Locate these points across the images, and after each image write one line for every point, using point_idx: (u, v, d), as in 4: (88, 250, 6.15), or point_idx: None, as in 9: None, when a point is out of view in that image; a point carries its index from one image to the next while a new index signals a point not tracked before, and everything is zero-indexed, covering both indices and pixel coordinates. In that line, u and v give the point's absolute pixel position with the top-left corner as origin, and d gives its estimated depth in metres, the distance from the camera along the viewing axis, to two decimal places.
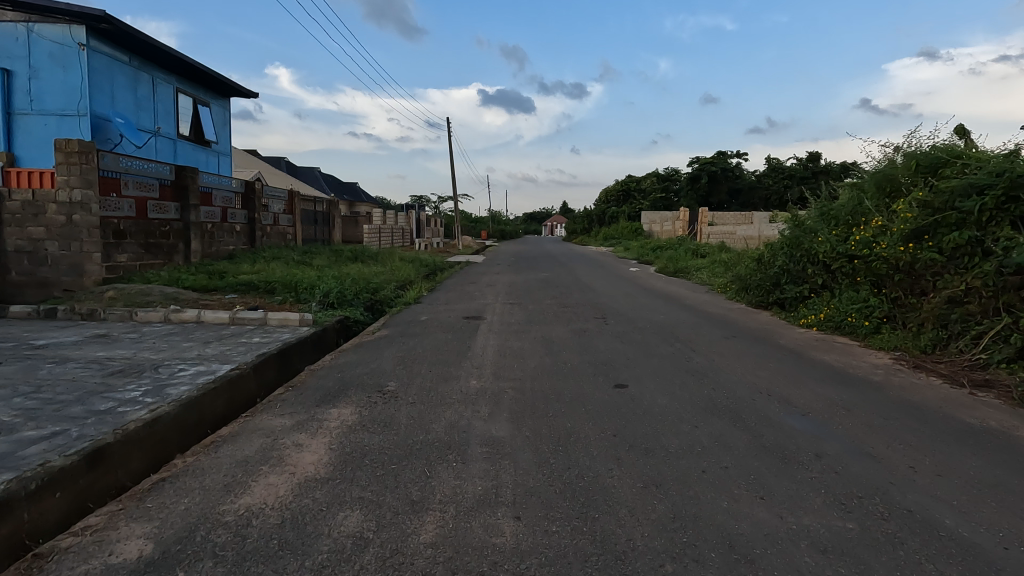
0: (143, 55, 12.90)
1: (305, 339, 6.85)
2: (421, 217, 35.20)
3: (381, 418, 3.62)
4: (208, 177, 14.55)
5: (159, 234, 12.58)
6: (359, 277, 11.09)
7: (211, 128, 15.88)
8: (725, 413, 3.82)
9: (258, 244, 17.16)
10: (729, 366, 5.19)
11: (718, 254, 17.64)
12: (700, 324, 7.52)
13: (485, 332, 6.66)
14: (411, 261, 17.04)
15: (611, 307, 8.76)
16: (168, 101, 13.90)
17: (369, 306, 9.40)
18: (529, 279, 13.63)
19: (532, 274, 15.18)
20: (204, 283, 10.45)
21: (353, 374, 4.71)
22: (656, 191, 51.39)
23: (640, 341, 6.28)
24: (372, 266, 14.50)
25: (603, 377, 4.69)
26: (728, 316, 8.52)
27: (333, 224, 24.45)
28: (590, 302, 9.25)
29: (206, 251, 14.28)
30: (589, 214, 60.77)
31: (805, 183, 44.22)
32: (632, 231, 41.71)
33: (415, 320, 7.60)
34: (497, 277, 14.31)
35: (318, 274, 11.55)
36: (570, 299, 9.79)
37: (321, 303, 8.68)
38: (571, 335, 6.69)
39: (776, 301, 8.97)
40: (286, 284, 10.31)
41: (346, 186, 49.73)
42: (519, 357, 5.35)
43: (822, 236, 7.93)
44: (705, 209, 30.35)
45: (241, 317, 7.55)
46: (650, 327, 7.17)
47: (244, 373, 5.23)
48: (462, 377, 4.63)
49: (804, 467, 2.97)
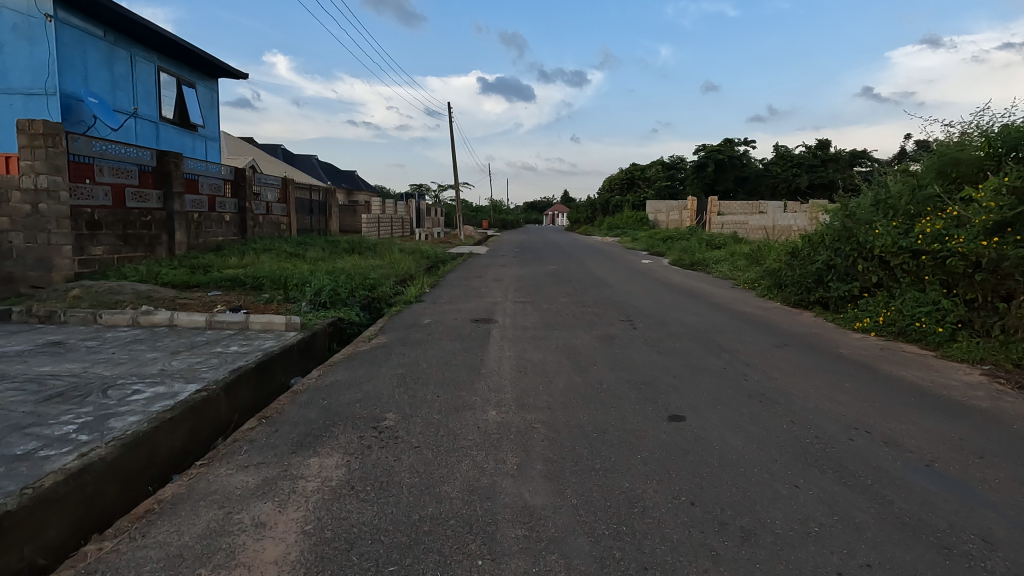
0: (119, 29, 11.86)
1: (291, 347, 5.96)
2: (421, 206, 34.21)
3: (377, 474, 2.74)
4: (193, 164, 13.58)
5: (139, 225, 11.65)
6: (355, 271, 10.18)
7: (197, 110, 14.86)
8: (825, 464, 2.94)
9: (250, 235, 16.23)
10: (797, 387, 4.31)
11: (736, 246, 16.74)
12: (741, 328, 6.62)
13: (498, 340, 5.76)
14: (411, 253, 16.12)
15: (635, 307, 7.83)
16: (148, 81, 12.88)
17: (366, 305, 8.51)
18: (538, 273, 12.70)
19: (540, 267, 14.27)
20: (185, 278, 9.53)
21: (343, 401, 3.82)
22: (661, 180, 50.36)
23: (680, 351, 5.38)
24: (371, 258, 13.60)
25: (651, 405, 3.79)
26: (767, 317, 7.61)
27: (330, 213, 23.45)
28: (611, 301, 8.33)
29: (192, 243, 13.36)
30: (592, 203, 59.69)
31: (814, 171, 43.16)
32: (637, 220, 40.77)
33: (417, 323, 6.71)
34: (504, 270, 13.41)
35: (311, 268, 10.64)
36: (588, 297, 8.86)
37: (312, 302, 7.77)
38: (598, 342, 5.80)
39: (820, 299, 8.05)
40: (276, 279, 9.39)
41: (344, 175, 48.61)
42: (542, 375, 4.46)
43: (878, 228, 7.02)
44: (714, 198, 29.47)
45: (220, 320, 6.64)
46: (686, 332, 6.28)
47: (213, 395, 4.34)
48: (477, 406, 3.74)
49: (978, 564, 2.10)
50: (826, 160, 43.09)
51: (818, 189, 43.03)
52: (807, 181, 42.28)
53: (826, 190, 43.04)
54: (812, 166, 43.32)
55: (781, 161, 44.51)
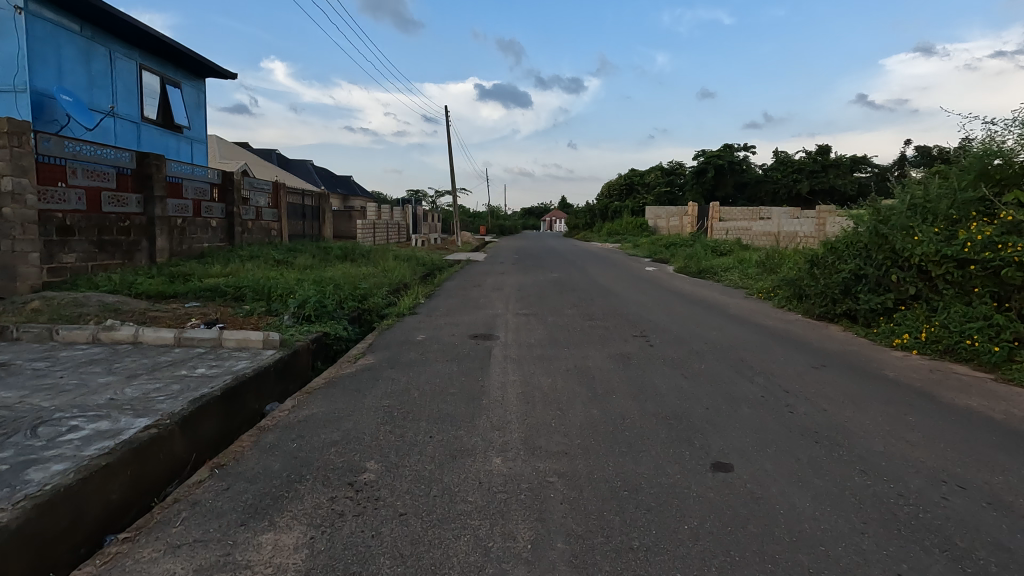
0: (97, 24, 11.23)
1: (269, 368, 5.31)
2: (417, 212, 33.52)
3: (348, 561, 2.08)
4: (177, 166, 12.93)
5: (117, 230, 10.98)
6: (345, 281, 9.53)
7: (183, 111, 14.22)
8: (926, 537, 2.30)
9: (237, 241, 15.56)
10: (854, 421, 3.67)
11: (743, 253, 16.15)
12: (768, 345, 5.98)
13: (501, 361, 5.11)
14: (406, 260, 15.47)
15: (648, 321, 7.20)
16: (130, 79, 12.24)
17: (355, 317, 7.85)
18: (539, 281, 12.04)
19: (541, 274, 13.62)
20: (161, 288, 8.85)
21: (317, 444, 3.16)
22: (661, 186, 49.89)
23: (708, 374, 4.75)
24: (363, 266, 12.95)
25: (689, 449, 3.14)
26: (793, 332, 6.96)
27: (323, 219, 22.78)
28: (621, 314, 7.70)
29: (174, 250, 12.69)
30: (590, 209, 59.14)
31: (814, 176, 42.73)
32: (636, 226, 40.20)
33: (409, 340, 6.04)
34: (504, 278, 12.78)
35: (297, 276, 9.98)
36: (595, 308, 8.22)
37: (295, 316, 7.11)
38: (612, 362, 5.17)
39: (847, 312, 7.42)
40: (259, 290, 8.71)
41: (340, 180, 47.97)
42: (555, 408, 3.80)
43: (915, 234, 6.43)
44: (715, 203, 28.96)
45: (190, 337, 5.97)
46: (709, 350, 5.65)
47: (166, 433, 3.67)
48: (478, 450, 3.09)
49: None
50: (827, 165, 42.64)
51: (819, 196, 42.60)
52: (808, 187, 41.79)
53: (826, 197, 42.63)
54: (812, 171, 42.86)
55: (781, 167, 44.02)
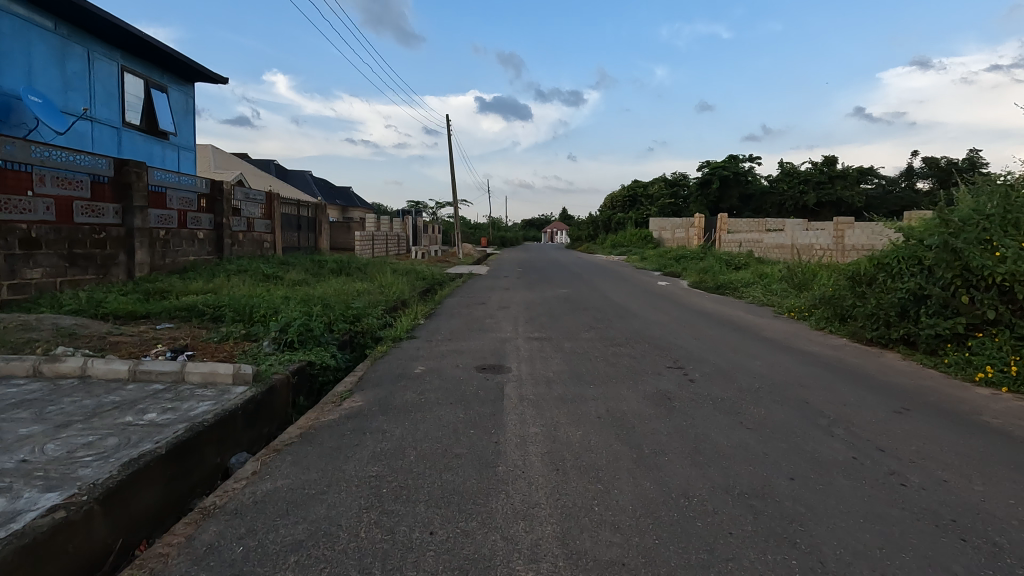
0: (74, 22, 10.46)
1: (238, 411, 4.40)
2: (418, 223, 32.84)
3: None
4: (161, 174, 12.10)
5: (90, 243, 10.11)
6: (336, 299, 8.66)
7: (170, 117, 13.44)
8: None
9: (227, 254, 14.70)
10: (996, 502, 2.77)
11: (761, 267, 15.32)
12: (829, 379, 5.08)
13: (517, 404, 4.20)
14: (405, 274, 14.61)
15: (680, 349, 6.30)
16: (110, 82, 11.47)
17: (344, 342, 6.96)
18: (548, 298, 11.16)
19: (550, 290, 12.76)
20: (131, 308, 7.97)
21: (270, 550, 2.24)
22: (664, 197, 49.19)
23: (774, 424, 3.84)
24: (358, 281, 12.09)
25: (796, 559, 2.23)
26: (848, 361, 6.04)
27: (320, 231, 21.95)
28: (647, 339, 6.80)
29: (156, 263, 11.82)
30: (592, 220, 58.51)
31: (821, 188, 42.01)
32: (640, 238, 39.50)
33: (406, 373, 5.14)
34: (510, 294, 11.91)
35: (284, 294, 9.10)
36: (616, 332, 7.32)
37: (275, 342, 6.20)
38: (652, 405, 4.25)
39: (904, 337, 6.56)
40: (240, 310, 7.82)
41: (339, 192, 47.30)
42: (595, 483, 2.88)
43: (995, 250, 5.65)
44: (723, 215, 28.22)
45: (147, 370, 5.06)
46: (763, 387, 4.76)
47: (79, 516, 2.76)
48: (502, 560, 2.19)
49: None
50: (834, 177, 42.06)
51: (825, 207, 42.06)
52: (815, 199, 41.23)
53: (833, 209, 42.08)
54: (819, 183, 42.26)
55: (787, 179, 43.39)
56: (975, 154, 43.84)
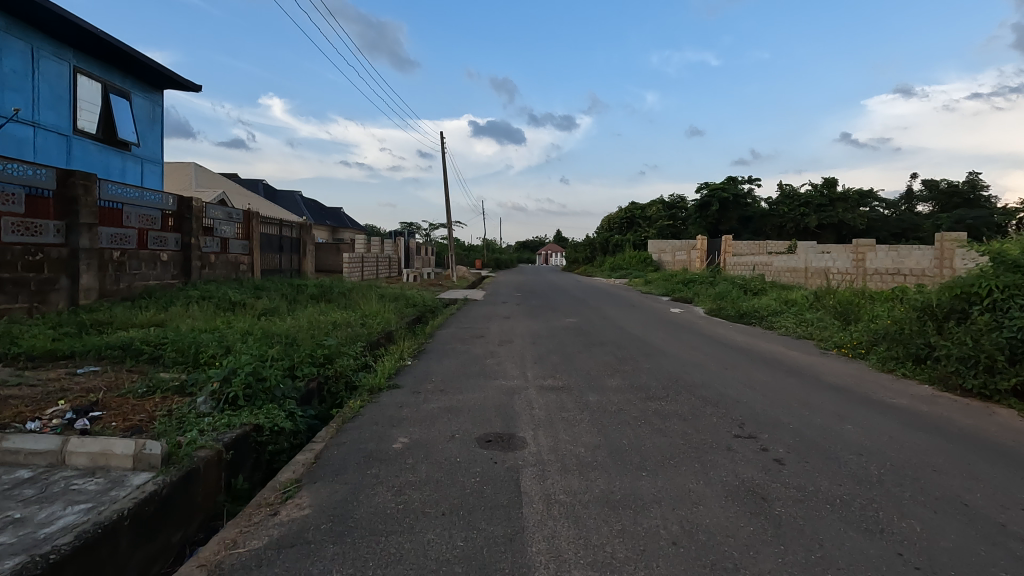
0: (14, 13, 9.17)
1: (121, 521, 2.91)
2: (410, 244, 31.56)
3: None
4: (115, 189, 10.70)
5: (21, 266, 8.64)
6: (306, 334, 7.22)
7: (133, 126, 12.12)
8: None
9: (195, 277, 13.23)
10: None
11: (783, 294, 14.06)
12: (963, 459, 3.72)
13: (545, 517, 2.77)
14: (394, 301, 13.20)
15: (737, 406, 4.90)
16: (60, 84, 10.15)
17: (307, 393, 5.51)
18: (557, 330, 9.73)
19: (556, 319, 11.38)
20: (48, 348, 6.47)
21: None
22: (663, 219, 48.24)
23: (956, 562, 2.42)
24: (339, 310, 10.66)
25: None
26: (958, 422, 4.68)
27: (304, 253, 20.50)
28: (691, 391, 5.39)
29: (106, 289, 10.35)
30: (589, 242, 57.56)
31: (822, 211, 41.23)
32: (640, 260, 38.39)
33: (382, 450, 3.70)
34: (512, 324, 10.52)
35: (245, 327, 7.63)
36: (650, 379, 5.90)
37: (212, 399, 4.72)
38: (744, 514, 2.84)
39: (1015, 388, 5.25)
40: (184, 350, 6.34)
41: (329, 212, 45.97)
42: None
43: None
44: (727, 237, 27.22)
45: (13, 448, 3.58)
46: (885, 475, 3.38)
47: None
48: None
49: None
50: (835, 199, 41.39)
51: (827, 229, 41.32)
52: (816, 221, 40.36)
53: (833, 231, 41.36)
54: (820, 206, 41.54)
55: (786, 201, 42.58)
56: (976, 176, 43.28)
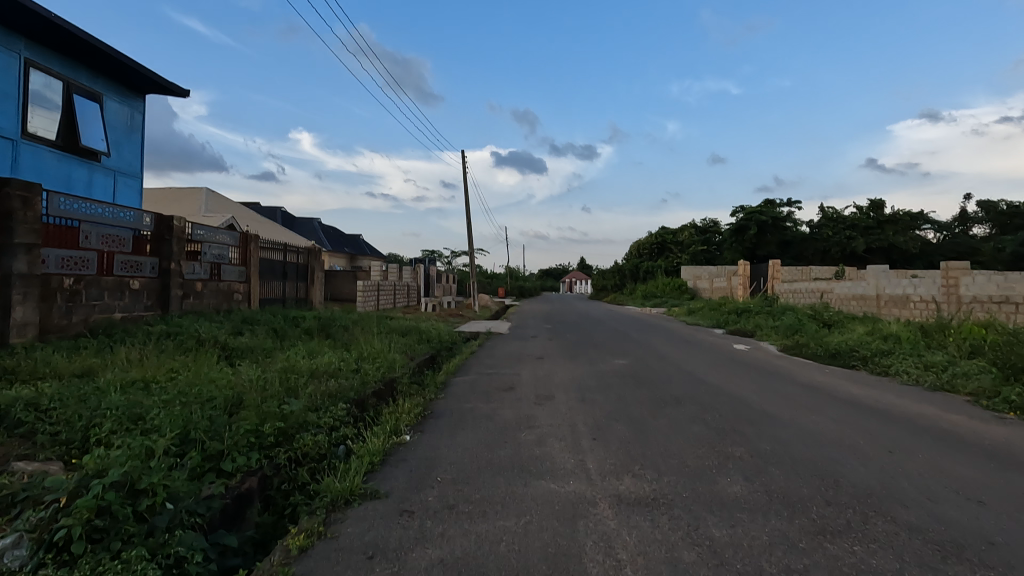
0: None
1: None
2: (430, 272, 29.75)
3: None
4: (71, 203, 8.93)
5: None
6: (263, 389, 5.07)
7: (104, 133, 10.46)
8: None
9: (175, 309, 11.33)
10: None
11: (874, 328, 11.59)
12: None
13: None
14: (404, 336, 11.11)
15: (1010, 566, 2.56)
16: (7, 79, 8.50)
17: (226, 506, 3.32)
18: (607, 377, 7.45)
19: (601, 359, 9.11)
20: None
21: None
22: (695, 244, 45.77)
23: None
24: (333, 349, 8.61)
25: None
26: None
27: (311, 280, 18.65)
28: (888, 517, 3.06)
29: (50, 323, 8.47)
30: (618, 270, 55.31)
31: (870, 234, 38.36)
32: (674, 287, 35.98)
33: None
34: (550, 368, 8.27)
35: (187, 378, 5.54)
36: (793, 481, 3.59)
37: (26, 543, 2.57)
38: None
39: None
40: (74, 420, 4.24)
41: (348, 240, 44.72)
42: None
43: None
44: (774, 262, 24.74)
45: None
46: None
47: None
48: None
49: None
50: (883, 222, 38.54)
51: (876, 253, 38.38)
52: (864, 245, 37.53)
53: (883, 255, 38.38)
54: (867, 228, 38.72)
55: (830, 224, 39.85)
56: None
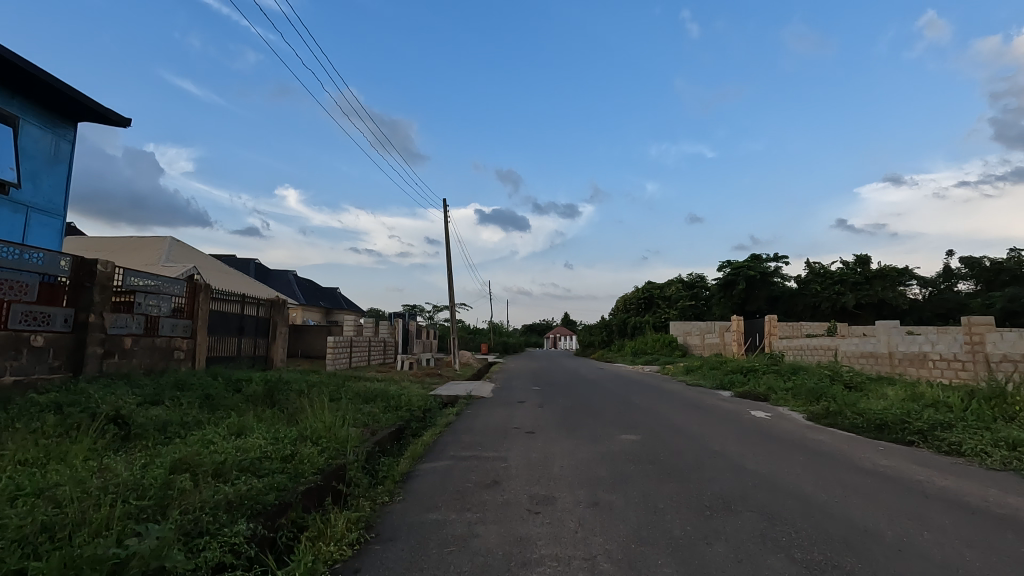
0: None
1: None
2: (408, 327, 27.99)
3: None
4: None
5: None
6: (117, 504, 3.29)
7: (16, 160, 8.90)
8: None
9: (92, 370, 9.40)
10: None
11: (911, 391, 10.13)
12: None
13: None
14: (369, 403, 9.30)
15: None
16: None
17: None
18: (621, 464, 5.74)
19: (607, 435, 7.41)
20: None
21: None
22: (683, 299, 44.81)
23: None
24: (270, 424, 6.81)
25: None
26: None
27: (273, 336, 16.76)
28: None
29: None
30: (605, 325, 53.96)
31: (858, 289, 37.73)
32: (665, 343, 34.55)
33: None
34: (545, 450, 6.51)
35: (16, 483, 3.70)
36: None
37: None
38: None
39: None
40: None
41: (326, 294, 42.90)
42: None
43: None
44: (771, 318, 23.54)
45: None
46: None
47: None
48: None
49: None
50: (871, 276, 37.87)
51: (865, 309, 37.61)
52: (853, 300, 36.80)
53: (874, 310, 37.66)
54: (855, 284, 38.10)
55: (818, 279, 39.23)
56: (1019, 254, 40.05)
